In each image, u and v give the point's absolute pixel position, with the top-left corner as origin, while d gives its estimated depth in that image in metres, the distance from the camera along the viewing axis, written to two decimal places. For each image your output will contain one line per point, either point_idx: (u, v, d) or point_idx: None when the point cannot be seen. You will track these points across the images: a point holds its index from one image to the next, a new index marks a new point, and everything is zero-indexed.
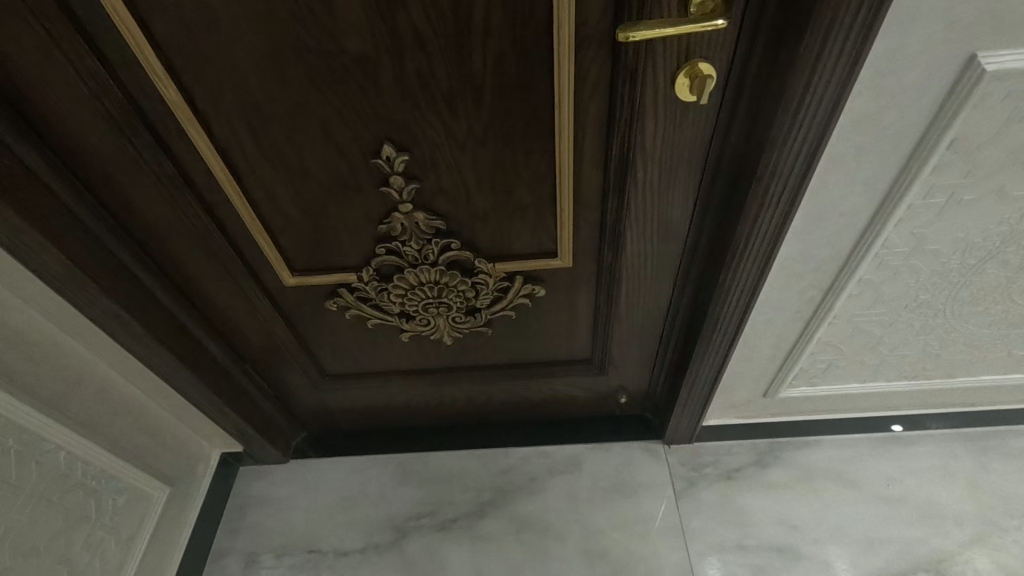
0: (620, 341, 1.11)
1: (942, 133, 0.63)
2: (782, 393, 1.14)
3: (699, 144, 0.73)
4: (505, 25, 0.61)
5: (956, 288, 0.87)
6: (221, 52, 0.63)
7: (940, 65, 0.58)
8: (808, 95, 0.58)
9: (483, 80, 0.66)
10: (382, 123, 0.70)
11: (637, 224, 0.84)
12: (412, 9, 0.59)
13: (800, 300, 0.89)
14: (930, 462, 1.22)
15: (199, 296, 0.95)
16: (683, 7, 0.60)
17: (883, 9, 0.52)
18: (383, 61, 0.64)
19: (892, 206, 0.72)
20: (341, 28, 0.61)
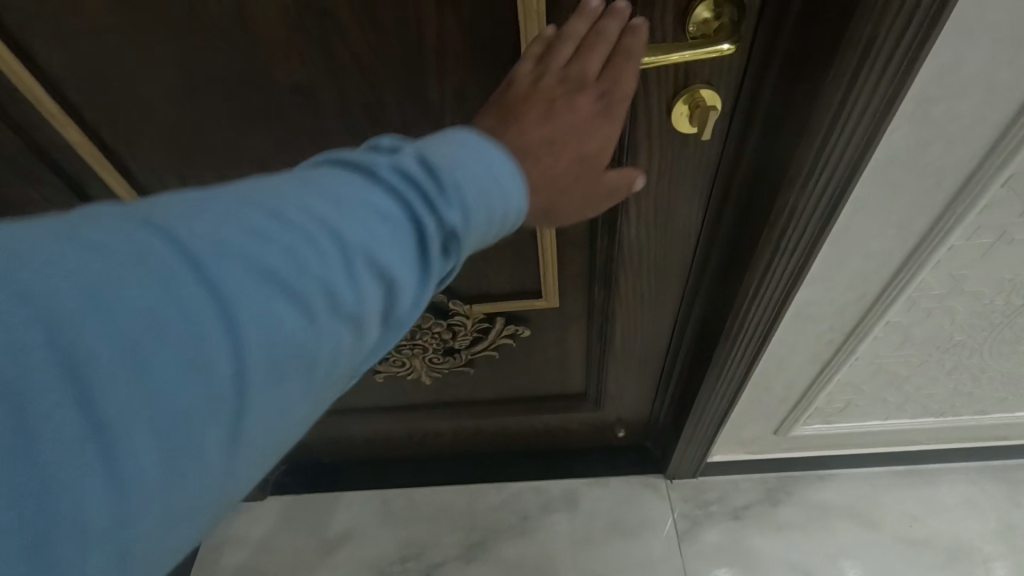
0: (616, 376, 1.01)
1: (996, 170, 0.52)
2: (795, 431, 1.04)
3: (702, 178, 0.62)
4: (465, 51, 0.50)
5: (997, 329, 0.77)
6: (127, 87, 0.53)
7: (1003, 94, 0.46)
8: (836, 133, 0.48)
9: (443, 114, 0.55)
10: None
11: (631, 263, 0.74)
12: (348, 33, 0.48)
13: (816, 342, 0.79)
14: (956, 499, 1.12)
15: None
16: (680, 28, 0.49)
17: (937, 30, 0.41)
18: (321, 94, 0.53)
19: (930, 248, 0.61)
20: (265, 59, 0.50)
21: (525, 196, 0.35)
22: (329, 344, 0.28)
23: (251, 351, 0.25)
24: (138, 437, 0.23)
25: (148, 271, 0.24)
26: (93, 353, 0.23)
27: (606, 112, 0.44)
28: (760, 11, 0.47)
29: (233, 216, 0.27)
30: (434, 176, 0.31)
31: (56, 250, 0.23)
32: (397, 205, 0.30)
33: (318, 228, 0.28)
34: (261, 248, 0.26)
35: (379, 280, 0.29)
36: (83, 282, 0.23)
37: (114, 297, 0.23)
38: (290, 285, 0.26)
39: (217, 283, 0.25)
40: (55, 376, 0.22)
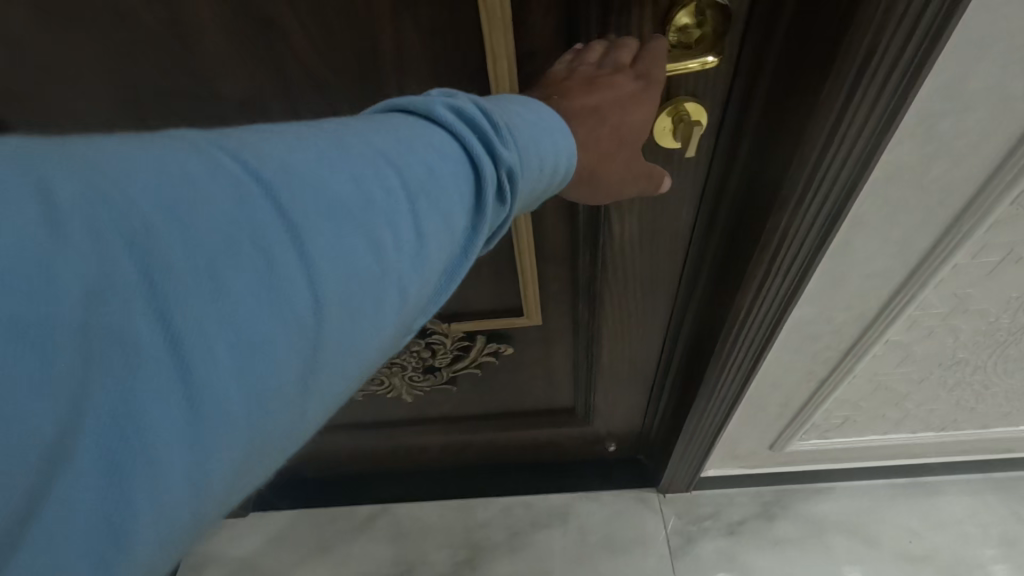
0: (605, 391, 0.97)
1: (1004, 187, 0.48)
2: (791, 446, 1.01)
3: (690, 192, 0.58)
4: (426, 64, 0.46)
5: (1002, 346, 0.73)
6: (58, 103, 0.48)
7: (1015, 106, 0.42)
8: (833, 149, 0.44)
9: None
10: None
11: (617, 280, 0.70)
12: (297, 42, 0.44)
13: (813, 361, 0.75)
14: (957, 513, 1.09)
15: None
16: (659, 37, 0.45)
17: (942, 40, 0.37)
18: (271, 109, 0.49)
19: (933, 267, 0.57)
20: (207, 70, 0.46)
21: (571, 146, 0.36)
22: (401, 273, 0.27)
23: (328, 271, 0.24)
24: (218, 359, 0.21)
25: (226, 187, 0.23)
26: (176, 264, 0.21)
27: (643, 96, 0.43)
28: (744, 19, 0.44)
29: (302, 150, 0.26)
30: (488, 120, 0.31)
31: (132, 168, 0.22)
32: (456, 143, 0.30)
33: (385, 164, 0.27)
34: (333, 173, 0.26)
35: (447, 213, 0.29)
36: (161, 197, 0.22)
37: (194, 211, 0.22)
38: (363, 208, 0.26)
39: (294, 202, 0.24)
40: (138, 290, 0.20)
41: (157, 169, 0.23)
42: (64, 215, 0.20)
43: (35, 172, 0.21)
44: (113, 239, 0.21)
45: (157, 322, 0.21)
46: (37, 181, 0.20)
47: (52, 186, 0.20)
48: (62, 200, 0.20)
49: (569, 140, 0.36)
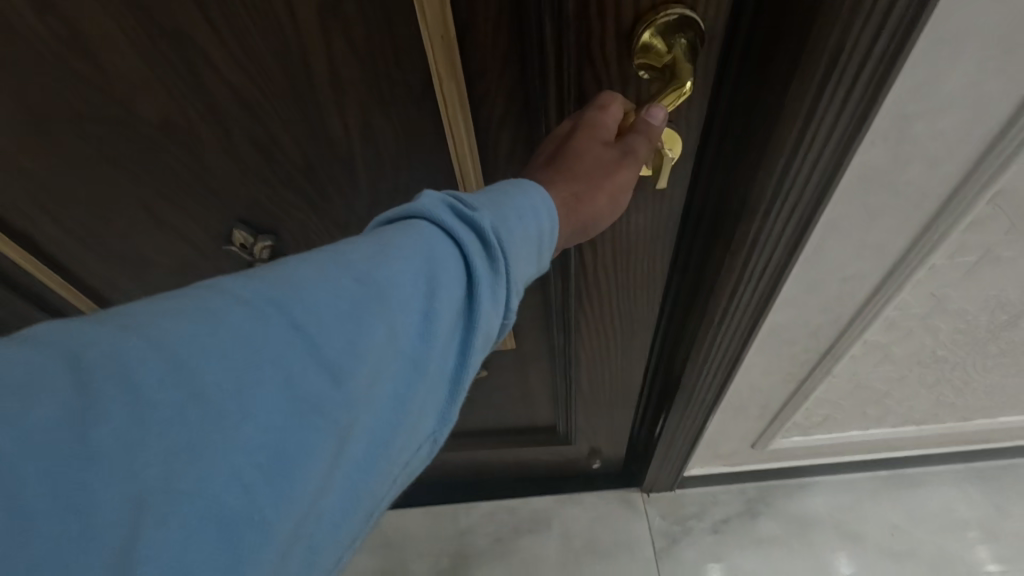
0: (589, 413, 0.94)
1: (981, 188, 0.46)
2: (773, 444, 0.99)
3: (668, 219, 0.55)
4: (363, 77, 0.45)
5: (981, 343, 0.71)
6: None
7: (990, 105, 0.40)
8: (796, 161, 0.42)
9: (349, 147, 0.51)
10: (227, 204, 0.58)
11: (588, 305, 0.67)
12: (215, 61, 0.44)
13: (790, 364, 0.73)
14: (940, 506, 1.09)
15: None
16: (623, 57, 0.42)
17: (909, 45, 0.35)
18: (198, 129, 0.49)
19: (909, 269, 0.55)
20: (127, 93, 0.46)
21: (553, 213, 0.38)
22: (414, 356, 0.29)
23: (347, 371, 0.26)
24: (266, 467, 0.23)
25: (242, 317, 0.25)
26: (199, 399, 0.22)
27: (594, 109, 0.42)
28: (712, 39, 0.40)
29: (296, 273, 0.27)
30: (465, 204, 0.34)
31: (151, 320, 0.23)
32: (442, 231, 0.32)
33: (381, 263, 0.29)
34: (337, 278, 0.28)
35: (451, 292, 0.31)
36: (183, 335, 0.23)
37: (218, 340, 0.23)
38: (372, 301, 0.28)
39: (308, 312, 0.26)
40: (148, 442, 0.21)
41: (174, 313, 0.24)
42: (90, 379, 0.21)
43: (61, 351, 0.21)
44: (122, 391, 0.21)
45: (196, 453, 0.21)
46: (65, 356, 0.21)
47: (83, 351, 0.22)
48: (97, 360, 0.21)
49: (550, 198, 0.38)
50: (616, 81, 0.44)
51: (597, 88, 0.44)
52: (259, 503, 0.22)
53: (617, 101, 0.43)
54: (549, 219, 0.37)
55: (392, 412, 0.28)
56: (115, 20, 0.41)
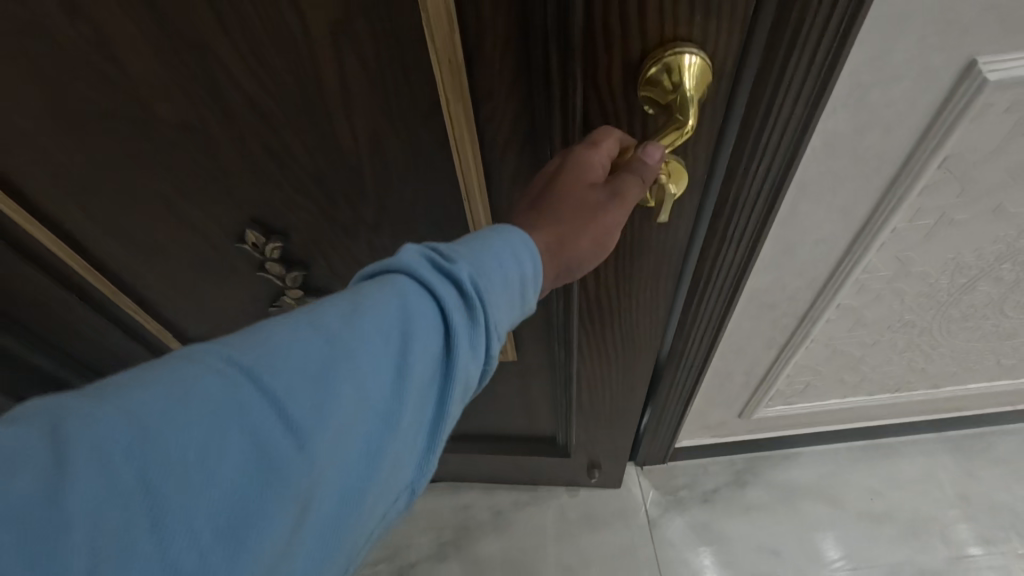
0: (587, 425, 0.96)
1: (932, 154, 0.52)
2: (758, 413, 1.05)
3: (674, 248, 0.58)
4: (373, 94, 0.48)
5: (944, 307, 0.78)
6: (23, 122, 0.54)
7: (933, 77, 0.46)
8: (770, 120, 0.47)
9: (357, 157, 0.55)
10: (243, 205, 0.62)
11: (591, 325, 0.70)
12: (233, 69, 0.47)
13: (772, 329, 0.79)
14: (916, 471, 1.15)
15: (81, 337, 0.86)
16: (630, 86, 0.44)
17: (862, 12, 0.40)
18: (216, 130, 0.53)
19: (876, 230, 0.61)
20: (152, 96, 0.50)
21: (537, 258, 0.38)
22: (386, 413, 0.30)
23: (315, 431, 0.27)
24: (226, 535, 0.24)
25: (213, 384, 0.26)
26: (162, 469, 0.24)
27: (586, 149, 0.43)
28: (716, 72, 0.43)
29: (271, 335, 0.29)
30: (443, 256, 0.34)
31: (122, 390, 0.25)
32: (418, 284, 0.33)
33: (356, 322, 0.30)
34: (307, 340, 0.29)
35: (425, 346, 0.31)
36: (147, 410, 0.24)
37: (180, 413, 0.25)
38: (342, 362, 0.29)
39: (275, 379, 0.27)
40: (110, 511, 0.22)
41: (144, 385, 0.25)
42: (58, 452, 0.22)
43: (38, 426, 0.23)
44: (89, 463, 0.23)
45: (158, 521, 0.23)
46: (40, 432, 0.23)
47: (57, 426, 0.23)
48: (68, 433, 0.23)
49: (531, 241, 0.38)
50: (622, 111, 0.46)
51: (602, 115, 0.47)
52: (215, 567, 0.24)
53: (611, 143, 0.44)
54: (534, 265, 0.38)
55: (363, 470, 0.29)
56: (142, 30, 0.45)
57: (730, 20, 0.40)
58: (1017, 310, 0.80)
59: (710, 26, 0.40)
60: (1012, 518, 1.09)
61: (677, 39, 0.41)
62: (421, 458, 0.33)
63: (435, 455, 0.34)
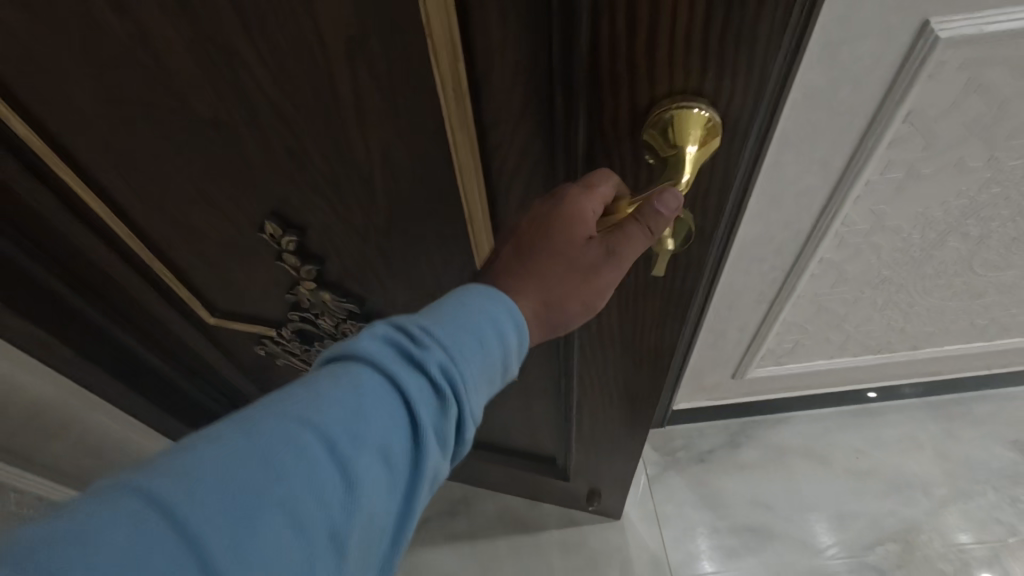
0: (587, 454, 0.94)
1: (897, 107, 0.59)
2: (751, 374, 1.12)
3: (685, 300, 0.55)
4: (385, 104, 0.45)
5: (917, 263, 0.85)
6: (60, 98, 0.51)
7: (894, 34, 0.53)
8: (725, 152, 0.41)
9: (371, 170, 0.52)
10: (263, 202, 0.59)
11: (595, 366, 0.69)
12: (255, 70, 0.44)
13: (762, 282, 0.87)
14: (899, 432, 1.22)
15: (139, 317, 0.87)
16: (636, 137, 0.41)
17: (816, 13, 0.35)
18: (239, 126, 0.50)
19: (852, 180, 0.68)
20: (180, 86, 0.47)
21: (509, 335, 0.38)
22: (338, 523, 0.29)
23: (259, 553, 0.27)
24: None
25: (142, 514, 0.25)
26: None
27: (576, 196, 0.40)
28: (729, 126, 0.39)
29: (214, 447, 0.28)
30: (407, 339, 0.35)
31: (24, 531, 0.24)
32: (379, 373, 0.33)
33: (308, 424, 0.30)
34: (251, 452, 0.28)
35: (384, 443, 0.32)
36: (57, 550, 0.24)
37: (99, 553, 0.24)
38: (291, 471, 0.29)
39: (204, 503, 0.27)
40: None
41: (54, 524, 0.25)
42: None
43: None
44: None
45: None
46: None
47: None
48: None
49: (504, 314, 0.38)
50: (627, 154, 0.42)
51: (609, 161, 0.43)
52: None
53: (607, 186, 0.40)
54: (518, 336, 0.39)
55: None
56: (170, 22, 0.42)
57: (745, 76, 0.36)
58: (986, 268, 0.88)
59: (726, 80, 0.37)
60: (987, 473, 1.16)
61: (686, 93, 0.38)
62: (383, 564, 0.33)
63: (396, 563, 0.33)
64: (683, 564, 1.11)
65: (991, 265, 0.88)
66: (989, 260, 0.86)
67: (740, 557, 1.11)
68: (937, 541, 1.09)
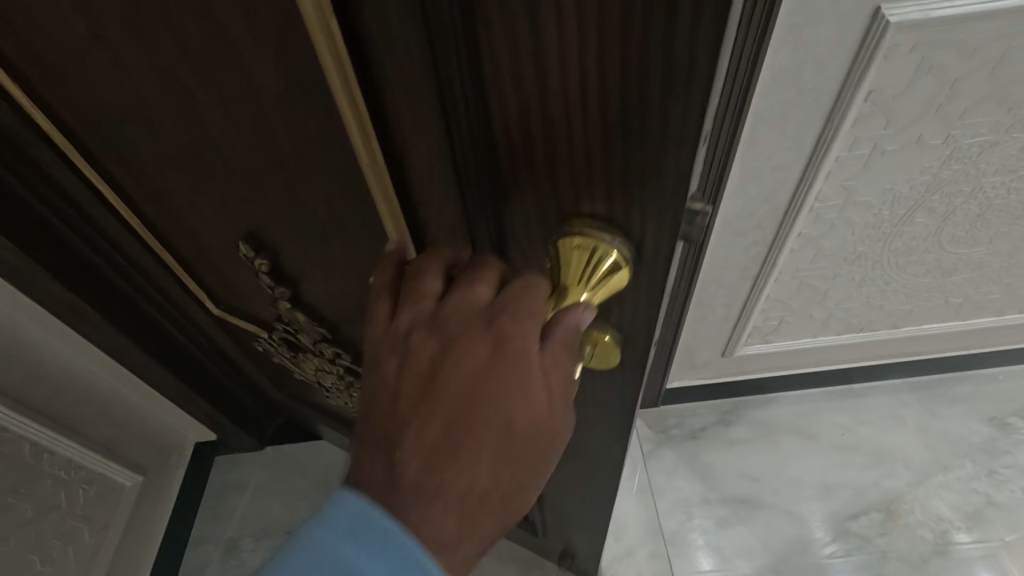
0: (564, 521, 0.88)
1: (856, 87, 0.66)
2: (739, 351, 1.18)
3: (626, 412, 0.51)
4: (322, 156, 0.42)
5: (889, 238, 0.92)
6: (52, 97, 0.50)
7: (850, 16, 0.60)
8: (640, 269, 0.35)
9: (323, 215, 0.50)
10: (235, 221, 0.59)
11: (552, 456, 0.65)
12: (207, 104, 0.42)
13: (745, 257, 0.93)
14: (882, 410, 1.28)
15: (162, 295, 0.92)
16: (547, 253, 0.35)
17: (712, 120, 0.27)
18: (202, 153, 0.48)
19: (823, 154, 0.75)
20: (144, 107, 0.45)
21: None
22: None
23: None
24: None
25: None
26: None
27: (511, 327, 0.33)
28: (644, 258, 0.34)
29: None
30: None
31: None
32: None
33: None
34: None
35: None
36: None
37: None
38: None
39: None
40: None
41: None
42: None
43: None
44: None
45: None
46: None
47: None
48: None
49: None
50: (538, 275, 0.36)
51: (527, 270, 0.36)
52: None
53: (543, 289, 0.34)
54: None
55: None
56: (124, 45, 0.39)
57: (654, 206, 0.30)
58: (954, 244, 0.95)
59: (635, 207, 0.31)
60: (966, 448, 1.22)
61: (593, 220, 0.32)
62: None
63: None
64: (676, 534, 1.16)
65: (958, 241, 0.94)
66: (956, 236, 0.93)
67: (731, 525, 1.16)
68: (918, 511, 1.15)
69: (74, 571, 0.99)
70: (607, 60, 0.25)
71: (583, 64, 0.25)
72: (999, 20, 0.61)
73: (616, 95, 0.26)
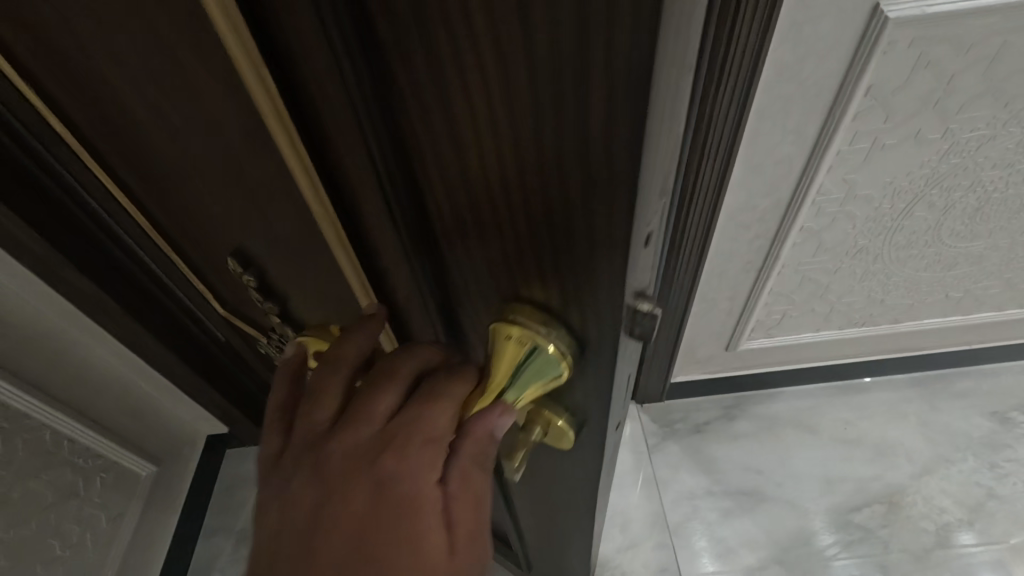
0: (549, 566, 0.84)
1: (856, 82, 0.69)
2: (743, 345, 1.20)
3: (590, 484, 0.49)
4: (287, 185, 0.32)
5: (891, 232, 0.94)
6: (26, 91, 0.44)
7: (849, 13, 0.62)
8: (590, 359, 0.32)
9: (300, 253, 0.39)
10: (218, 243, 0.50)
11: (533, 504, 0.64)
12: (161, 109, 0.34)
13: (749, 251, 0.95)
14: (883, 405, 1.29)
15: (179, 296, 0.93)
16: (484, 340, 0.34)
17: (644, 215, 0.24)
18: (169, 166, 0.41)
19: (825, 146, 0.77)
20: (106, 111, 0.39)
21: None
22: None
23: None
24: None
25: None
26: None
27: (391, 460, 0.32)
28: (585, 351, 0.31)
29: None
30: None
31: None
32: None
33: None
34: None
35: None
36: None
37: None
38: None
39: None
40: None
41: None
42: None
43: None
44: None
45: None
46: None
47: None
48: None
49: None
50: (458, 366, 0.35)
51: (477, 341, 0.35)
52: None
53: (446, 413, 0.32)
54: None
55: None
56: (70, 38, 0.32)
57: (592, 303, 0.27)
58: (954, 238, 0.97)
59: (570, 302, 0.28)
60: (968, 441, 1.23)
61: (533, 306, 0.30)
62: None
63: None
64: (681, 526, 1.17)
65: (957, 235, 0.96)
66: (955, 230, 0.95)
67: (735, 516, 1.18)
68: (921, 503, 1.16)
69: (91, 558, 1.01)
70: (526, 146, 0.22)
71: (499, 154, 0.23)
72: (995, 17, 0.64)
73: (538, 188, 0.24)
